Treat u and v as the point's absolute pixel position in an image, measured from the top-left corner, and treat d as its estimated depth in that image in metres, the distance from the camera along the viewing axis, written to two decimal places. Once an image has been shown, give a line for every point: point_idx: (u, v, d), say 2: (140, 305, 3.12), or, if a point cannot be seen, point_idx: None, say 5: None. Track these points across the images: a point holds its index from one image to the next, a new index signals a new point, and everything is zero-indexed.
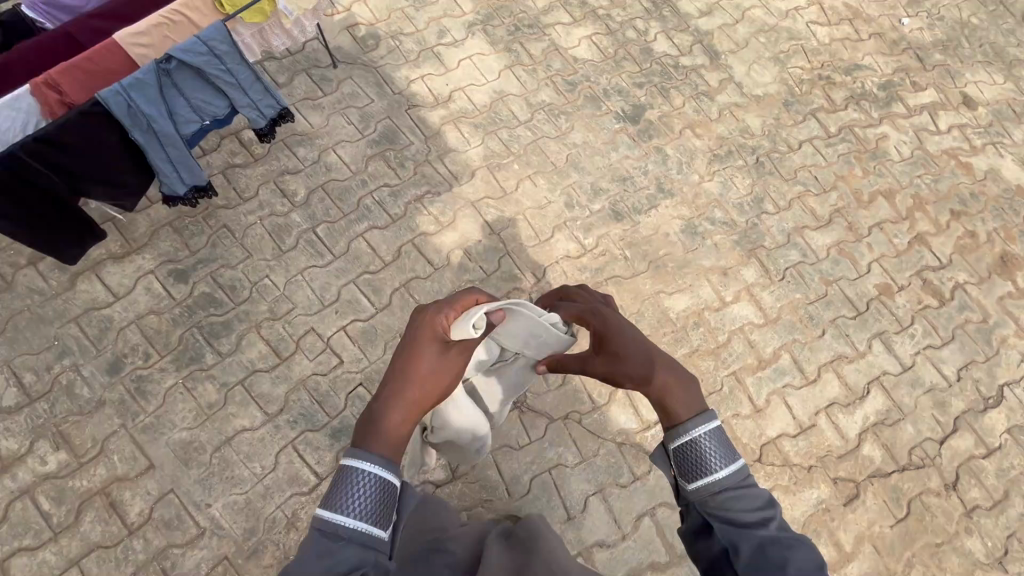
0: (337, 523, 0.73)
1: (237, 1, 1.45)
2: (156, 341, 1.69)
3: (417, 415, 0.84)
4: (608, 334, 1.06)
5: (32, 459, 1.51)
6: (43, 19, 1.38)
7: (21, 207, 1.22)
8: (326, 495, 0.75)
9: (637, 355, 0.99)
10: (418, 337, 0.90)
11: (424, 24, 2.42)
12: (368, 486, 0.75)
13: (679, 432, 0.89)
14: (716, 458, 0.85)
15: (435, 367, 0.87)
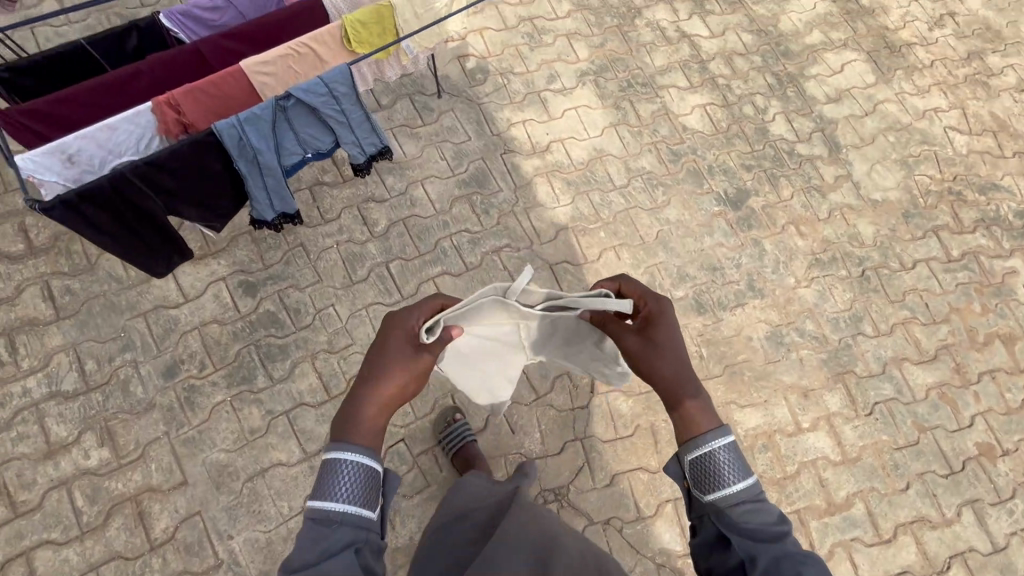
0: (328, 510, 0.87)
1: (364, 37, 1.41)
2: (214, 353, 1.68)
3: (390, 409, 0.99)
4: (657, 323, 1.12)
5: (77, 450, 1.52)
6: (176, 29, 1.38)
7: (120, 225, 1.21)
8: (317, 485, 0.89)
9: (668, 361, 1.09)
10: (392, 344, 1.03)
11: (535, 65, 2.34)
12: (352, 475, 0.90)
13: (699, 446, 1.00)
14: (732, 472, 0.97)
15: (403, 372, 1.01)
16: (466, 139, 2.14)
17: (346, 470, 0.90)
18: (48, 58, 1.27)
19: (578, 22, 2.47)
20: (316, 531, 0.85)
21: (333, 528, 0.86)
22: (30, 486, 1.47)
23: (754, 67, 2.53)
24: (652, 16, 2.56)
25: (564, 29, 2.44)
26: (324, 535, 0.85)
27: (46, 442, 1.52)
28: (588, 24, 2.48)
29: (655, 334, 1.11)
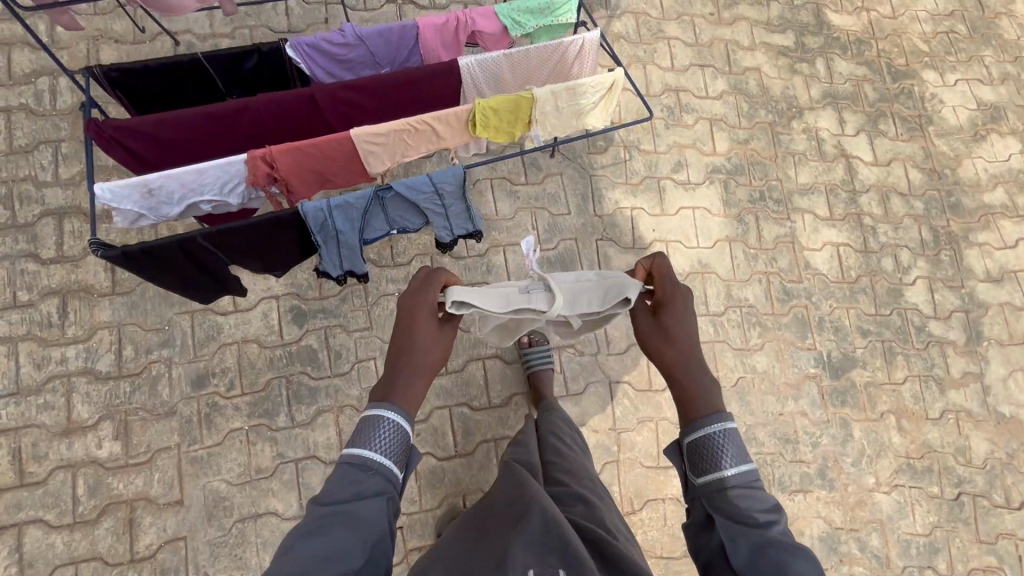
0: (367, 460, 0.90)
1: (491, 122, 1.23)
2: (246, 375, 1.62)
3: (425, 383, 0.99)
4: (670, 309, 1.06)
5: (92, 436, 1.51)
6: (300, 59, 1.26)
7: (180, 278, 1.12)
8: (356, 436, 0.91)
9: (677, 345, 1.04)
10: (415, 311, 1.02)
11: (665, 147, 2.08)
12: (386, 435, 0.92)
13: (699, 429, 0.96)
14: (728, 458, 0.93)
15: (428, 343, 1.00)
16: (565, 212, 1.95)
17: (384, 432, 0.92)
18: (162, 66, 1.18)
19: (728, 106, 2.18)
20: (350, 480, 0.88)
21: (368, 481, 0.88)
22: (42, 458, 1.48)
23: (912, 213, 2.18)
24: (812, 121, 2.23)
25: (711, 111, 2.16)
26: (361, 486, 0.87)
27: (67, 418, 1.51)
28: (738, 113, 2.19)
29: (670, 312, 1.06)
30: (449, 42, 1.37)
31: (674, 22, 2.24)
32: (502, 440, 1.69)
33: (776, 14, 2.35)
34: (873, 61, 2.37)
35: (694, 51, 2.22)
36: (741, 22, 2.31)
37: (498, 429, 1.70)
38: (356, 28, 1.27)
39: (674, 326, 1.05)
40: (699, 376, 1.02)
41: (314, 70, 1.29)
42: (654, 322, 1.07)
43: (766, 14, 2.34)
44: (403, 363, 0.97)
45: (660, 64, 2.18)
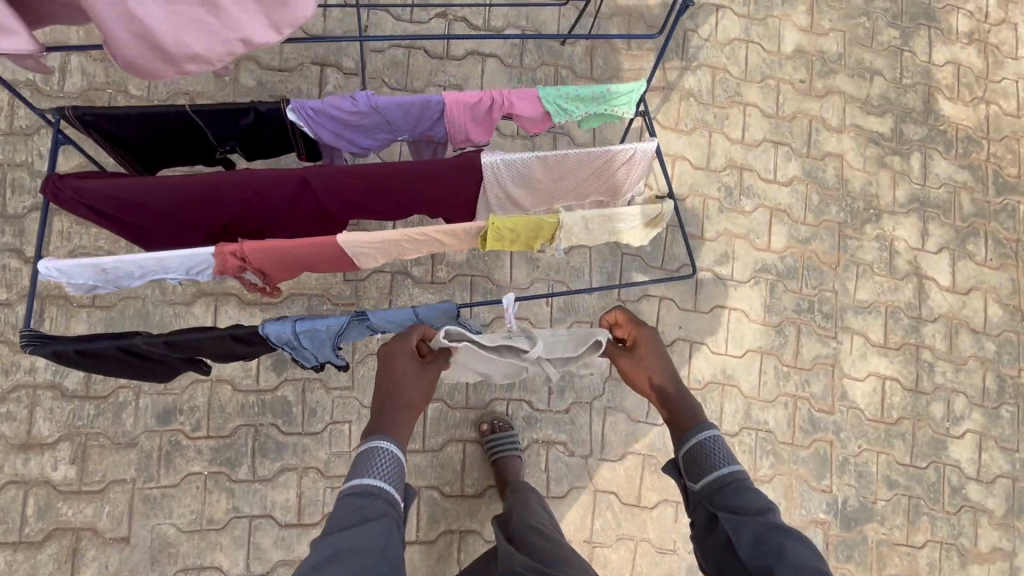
0: (368, 488, 0.93)
1: (505, 236, 1.04)
2: (213, 417, 1.53)
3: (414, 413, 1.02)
4: (643, 346, 1.08)
5: (49, 455, 1.46)
6: (303, 123, 1.08)
7: (130, 367, 1.01)
8: (357, 469, 0.95)
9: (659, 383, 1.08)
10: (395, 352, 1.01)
11: (714, 233, 1.85)
12: (381, 467, 0.96)
13: (692, 438, 1.02)
14: (717, 460, 0.98)
15: (413, 380, 1.02)
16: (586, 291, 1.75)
17: (379, 463, 0.96)
18: (145, 115, 1.02)
19: (796, 195, 1.92)
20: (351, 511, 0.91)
21: (367, 508, 0.91)
22: None
23: (979, 355, 1.92)
24: (889, 228, 1.95)
25: (775, 198, 1.90)
26: (363, 512, 0.91)
27: (26, 433, 1.46)
28: (806, 204, 1.92)
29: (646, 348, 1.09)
30: (481, 122, 1.16)
31: (756, 86, 1.95)
32: (468, 533, 1.59)
33: (877, 93, 2.03)
34: (979, 165, 2.05)
35: (771, 125, 1.94)
36: (834, 96, 2.00)
37: (465, 520, 1.59)
38: (373, 96, 1.08)
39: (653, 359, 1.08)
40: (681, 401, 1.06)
41: (320, 134, 1.11)
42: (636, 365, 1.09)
43: (865, 91, 2.03)
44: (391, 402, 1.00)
45: (730, 133, 1.91)
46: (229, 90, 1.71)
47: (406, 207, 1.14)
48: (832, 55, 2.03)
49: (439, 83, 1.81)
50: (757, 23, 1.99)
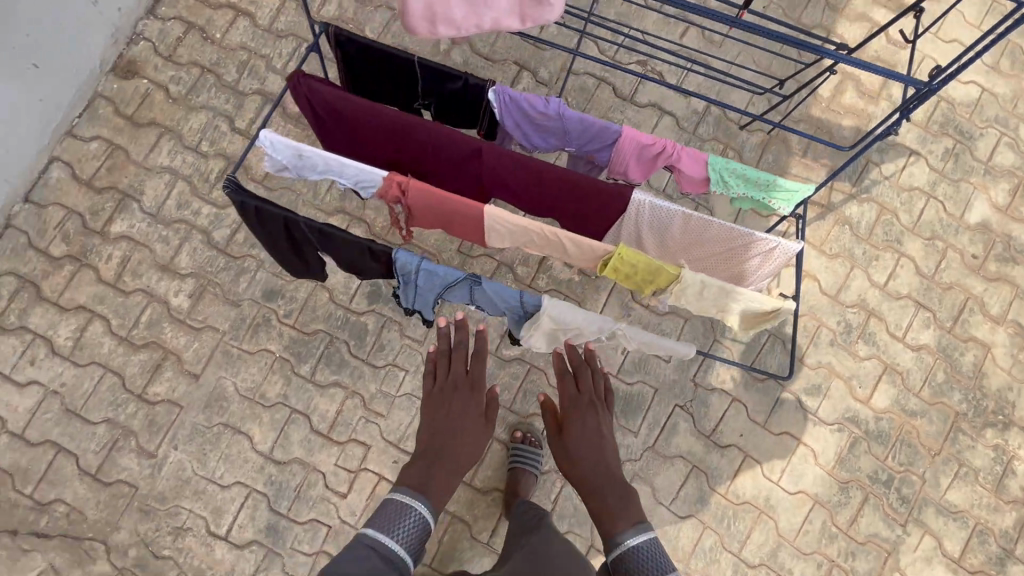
0: (383, 541, 1.13)
1: (630, 261, 1.09)
2: (304, 313, 1.72)
3: (445, 456, 1.26)
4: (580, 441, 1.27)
5: (177, 283, 1.73)
6: (496, 104, 1.22)
7: (270, 236, 1.16)
8: (378, 520, 1.15)
9: (598, 458, 1.25)
10: (450, 388, 1.32)
11: (815, 361, 1.77)
12: (405, 523, 1.16)
13: (622, 538, 1.15)
14: (642, 550, 1.13)
15: (463, 414, 1.30)
16: (664, 357, 1.74)
17: (408, 514, 1.17)
18: (381, 50, 1.21)
19: (919, 364, 1.78)
20: (376, 549, 1.12)
21: (385, 551, 1.12)
22: (137, 276, 1.73)
23: None
24: (1014, 443, 1.75)
25: (895, 357, 1.78)
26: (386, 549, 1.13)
27: (170, 258, 1.74)
28: (928, 377, 1.78)
29: (601, 405, 1.30)
30: (644, 164, 1.24)
31: (920, 241, 1.86)
32: (458, 522, 1.62)
33: None
34: None
35: (921, 285, 1.83)
36: (1005, 285, 1.85)
37: (461, 508, 1.63)
38: (563, 106, 1.20)
39: (601, 419, 1.29)
40: (605, 489, 1.22)
41: (504, 118, 1.24)
42: (586, 437, 1.27)
43: None
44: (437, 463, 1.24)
45: (872, 275, 1.83)
46: (439, 59, 1.94)
47: (548, 210, 1.23)
48: (1020, 245, 1.88)
49: (613, 120, 1.93)
50: (947, 182, 1.91)
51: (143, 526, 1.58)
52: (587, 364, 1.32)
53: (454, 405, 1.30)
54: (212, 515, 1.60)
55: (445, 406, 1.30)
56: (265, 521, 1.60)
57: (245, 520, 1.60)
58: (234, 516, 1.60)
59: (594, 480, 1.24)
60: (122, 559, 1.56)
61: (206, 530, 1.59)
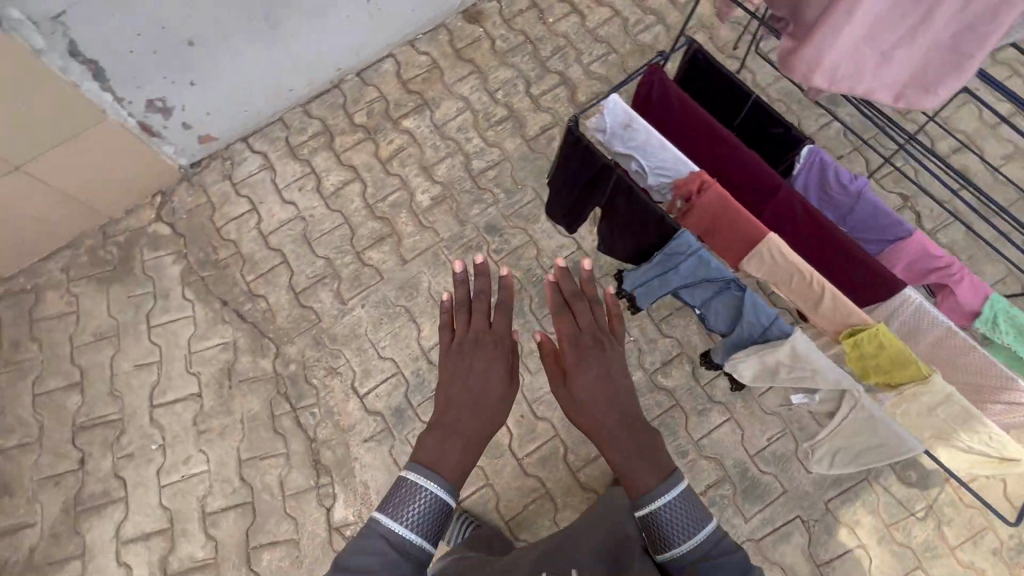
0: (392, 529, 1.05)
1: (884, 345, 1.15)
2: (509, 257, 1.92)
3: (458, 415, 1.17)
4: (586, 376, 1.15)
5: (427, 184, 2.01)
6: (803, 161, 1.31)
7: (572, 177, 1.35)
8: (390, 505, 1.07)
9: (606, 400, 1.13)
10: (461, 352, 1.24)
11: (966, 559, 1.62)
12: (416, 498, 1.07)
13: (646, 499, 1.04)
14: (679, 524, 1.02)
15: (474, 377, 1.21)
16: (805, 466, 1.70)
17: (415, 492, 1.08)
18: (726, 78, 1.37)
19: None
20: (381, 542, 1.03)
21: (390, 541, 1.04)
22: (401, 164, 2.03)
23: None
24: None
25: None
26: (393, 536, 1.04)
27: (432, 164, 2.03)
28: None
29: (608, 339, 1.22)
30: (914, 268, 1.28)
31: None
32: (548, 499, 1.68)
33: None
34: None
35: None
36: None
37: (556, 489, 1.70)
38: (867, 187, 1.27)
39: (610, 353, 1.20)
40: (616, 423, 1.11)
41: (801, 174, 1.33)
42: (592, 374, 1.16)
43: None
44: (450, 429, 1.16)
45: None
46: None
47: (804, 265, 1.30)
48: None
49: None
50: None
51: (309, 352, 1.82)
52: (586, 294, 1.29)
53: (468, 370, 1.21)
54: (361, 374, 1.80)
55: (454, 378, 1.21)
56: (396, 402, 1.77)
57: (383, 393, 1.78)
58: (376, 384, 1.79)
59: (603, 421, 1.12)
60: (282, 368, 1.80)
61: (351, 382, 1.79)
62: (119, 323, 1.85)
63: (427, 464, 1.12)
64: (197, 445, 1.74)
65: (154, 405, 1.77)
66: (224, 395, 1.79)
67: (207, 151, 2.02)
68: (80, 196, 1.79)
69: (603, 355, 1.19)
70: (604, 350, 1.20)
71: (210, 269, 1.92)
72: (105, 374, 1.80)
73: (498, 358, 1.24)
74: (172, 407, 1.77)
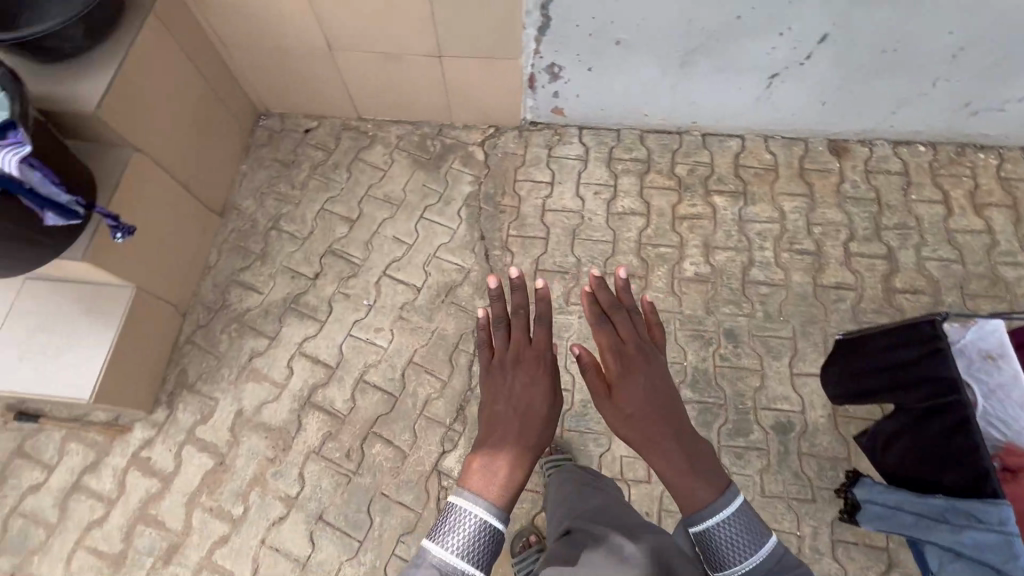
0: (444, 547, 1.15)
1: None
2: (730, 369, 1.84)
3: (507, 431, 1.34)
4: (629, 383, 1.36)
5: (700, 258, 2.00)
6: None
7: (915, 365, 1.26)
8: (441, 522, 1.19)
9: (648, 405, 1.34)
10: (508, 371, 1.44)
11: None
12: (464, 519, 1.19)
13: (692, 516, 1.20)
14: (727, 542, 1.16)
15: (519, 395, 1.40)
16: None
17: (465, 512, 1.20)
18: None
19: None
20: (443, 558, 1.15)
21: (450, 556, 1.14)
22: (690, 227, 2.06)
23: None
24: None
25: None
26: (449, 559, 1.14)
27: (716, 245, 2.02)
28: None
29: (647, 349, 1.43)
30: None
31: None
32: None
33: None
34: None
35: None
36: None
37: None
38: None
39: (653, 361, 1.41)
40: (662, 423, 1.31)
41: None
42: (635, 382, 1.37)
43: None
44: (498, 441, 1.33)
45: None
46: None
47: None
48: None
49: None
50: None
51: None
52: (622, 301, 1.49)
53: (509, 388, 1.42)
54: None
55: (500, 396, 1.41)
56: None
57: None
58: None
59: (647, 425, 1.31)
60: None
61: None
62: (406, 200, 2.13)
63: (478, 475, 1.27)
64: (392, 325, 1.91)
65: (387, 274, 2.00)
66: (435, 304, 1.95)
67: (550, 120, 2.22)
68: (452, 98, 2.11)
69: (646, 365, 1.40)
70: (646, 362, 1.40)
71: (491, 206, 2.11)
72: (373, 227, 2.09)
73: (540, 377, 1.43)
74: (396, 284, 1.98)
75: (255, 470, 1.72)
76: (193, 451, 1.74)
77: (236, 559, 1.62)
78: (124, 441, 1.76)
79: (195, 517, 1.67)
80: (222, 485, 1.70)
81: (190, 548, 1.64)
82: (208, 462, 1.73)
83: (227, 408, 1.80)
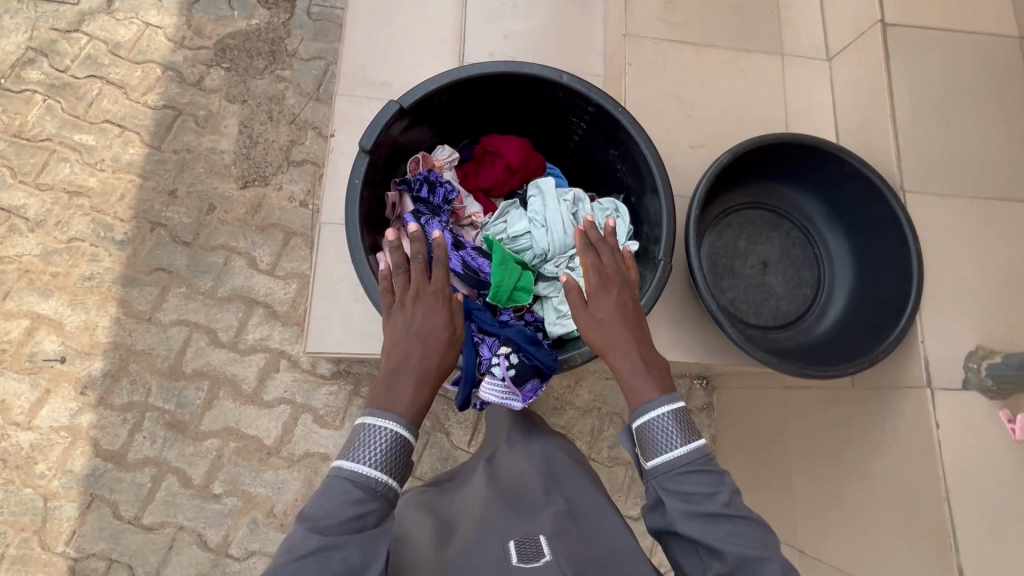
0: (345, 472, 0.73)
1: None
2: None
3: (402, 350, 0.83)
4: (607, 283, 0.89)
5: None
6: None
7: None
8: (344, 450, 0.75)
9: (614, 313, 0.86)
10: (412, 287, 0.89)
11: None
12: (369, 445, 0.75)
13: (638, 409, 0.79)
14: (669, 436, 0.76)
15: (427, 308, 0.87)
16: None
17: (373, 433, 0.75)
18: None
19: None
20: (339, 491, 0.71)
21: (349, 487, 0.72)
22: None
23: None
24: None
25: None
26: (338, 492, 0.72)
27: None
28: None
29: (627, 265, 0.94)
30: None
31: None
32: None
33: None
34: None
35: None
36: None
37: None
38: None
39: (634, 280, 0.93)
40: (631, 328, 0.86)
41: None
42: (616, 285, 0.90)
43: None
44: (396, 366, 0.81)
45: None
46: None
47: None
48: None
49: None
50: None
51: None
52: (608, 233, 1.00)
53: (414, 297, 0.88)
54: None
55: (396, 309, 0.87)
56: None
57: None
58: None
59: (616, 331, 0.85)
60: None
61: None
62: None
63: (383, 397, 0.79)
64: None
65: None
66: None
67: None
68: None
69: (626, 278, 0.91)
70: (628, 276, 0.92)
71: None
72: None
73: (447, 302, 0.89)
74: None
75: (257, 495, 1.56)
76: (282, 418, 1.62)
77: (163, 500, 1.52)
78: (296, 337, 1.68)
79: (211, 440, 1.58)
80: (243, 464, 1.57)
81: (180, 446, 1.56)
82: (269, 437, 1.60)
83: (329, 441, 1.61)
